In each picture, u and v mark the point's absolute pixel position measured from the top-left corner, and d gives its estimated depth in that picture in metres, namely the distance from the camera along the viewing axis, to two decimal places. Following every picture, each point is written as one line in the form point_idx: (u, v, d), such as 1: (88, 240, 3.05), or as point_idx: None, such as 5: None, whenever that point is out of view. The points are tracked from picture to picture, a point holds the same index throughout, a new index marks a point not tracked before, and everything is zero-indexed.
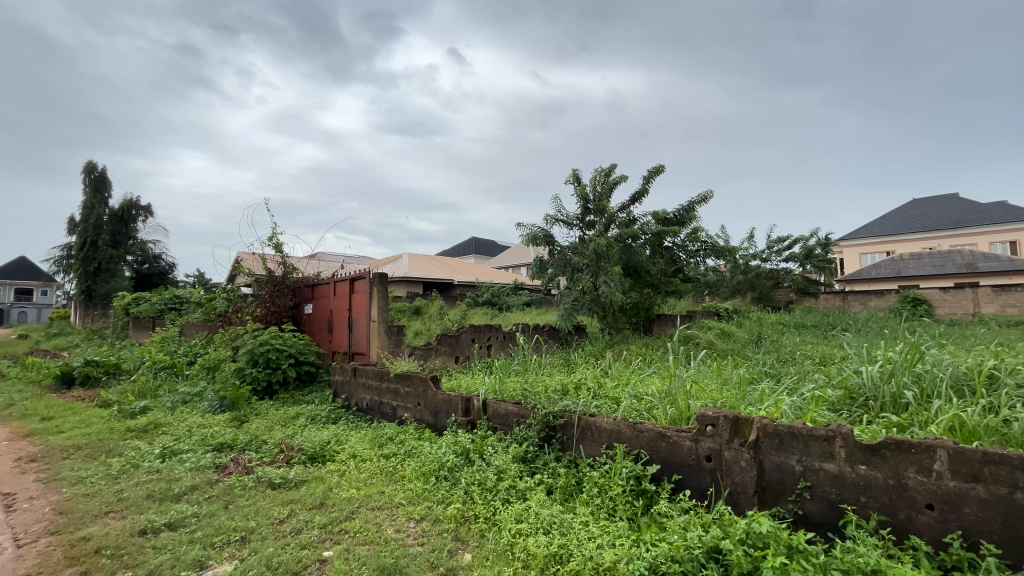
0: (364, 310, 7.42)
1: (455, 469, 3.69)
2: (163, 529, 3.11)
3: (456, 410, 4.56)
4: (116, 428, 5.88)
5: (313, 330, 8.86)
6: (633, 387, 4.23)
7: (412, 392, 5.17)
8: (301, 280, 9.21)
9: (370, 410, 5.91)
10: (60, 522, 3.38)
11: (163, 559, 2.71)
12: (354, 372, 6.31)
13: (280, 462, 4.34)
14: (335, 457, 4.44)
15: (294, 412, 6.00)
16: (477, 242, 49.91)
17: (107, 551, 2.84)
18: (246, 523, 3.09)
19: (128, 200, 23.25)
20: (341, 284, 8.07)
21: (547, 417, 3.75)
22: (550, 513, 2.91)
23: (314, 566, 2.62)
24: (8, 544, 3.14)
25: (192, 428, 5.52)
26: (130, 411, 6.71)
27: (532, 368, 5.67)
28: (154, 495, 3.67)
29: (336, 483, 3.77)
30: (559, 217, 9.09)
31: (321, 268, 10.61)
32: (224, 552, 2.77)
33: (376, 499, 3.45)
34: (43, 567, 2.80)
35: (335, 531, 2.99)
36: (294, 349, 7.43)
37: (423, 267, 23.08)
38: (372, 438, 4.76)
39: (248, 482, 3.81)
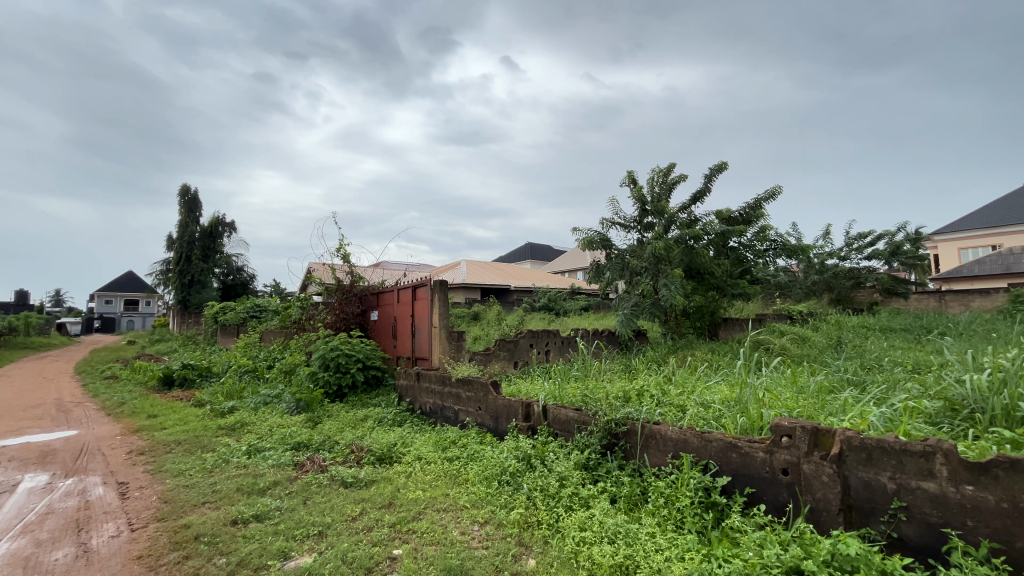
0: (425, 316, 7.68)
1: (517, 475, 3.72)
2: (251, 520, 3.38)
3: (516, 415, 4.59)
4: (209, 426, 6.46)
5: (379, 336, 9.28)
6: (699, 395, 4.05)
7: (473, 396, 5.27)
8: (367, 288, 9.69)
9: (433, 414, 6.09)
10: (165, 509, 3.77)
11: (251, 548, 2.94)
12: (417, 376, 6.54)
13: (351, 462, 4.58)
14: (401, 459, 4.61)
15: (363, 414, 6.31)
16: (533, 246, 50.01)
17: (205, 539, 3.13)
18: (323, 519, 3.29)
19: (216, 218, 25.63)
20: (404, 292, 8.40)
21: (609, 425, 3.69)
22: (614, 523, 2.85)
23: (385, 563, 2.74)
24: (124, 527, 3.54)
25: (273, 427, 5.96)
26: (220, 410, 7.35)
27: (591, 373, 5.60)
28: (243, 488, 4.00)
29: (403, 484, 3.92)
30: (616, 219, 8.95)
31: (385, 276, 11.12)
32: (305, 545, 2.97)
33: (441, 501, 3.55)
34: (153, 549, 3.13)
35: (404, 531, 3.10)
36: (361, 354, 7.83)
37: (481, 273, 23.55)
38: (436, 441, 4.90)
39: (323, 480, 4.05)
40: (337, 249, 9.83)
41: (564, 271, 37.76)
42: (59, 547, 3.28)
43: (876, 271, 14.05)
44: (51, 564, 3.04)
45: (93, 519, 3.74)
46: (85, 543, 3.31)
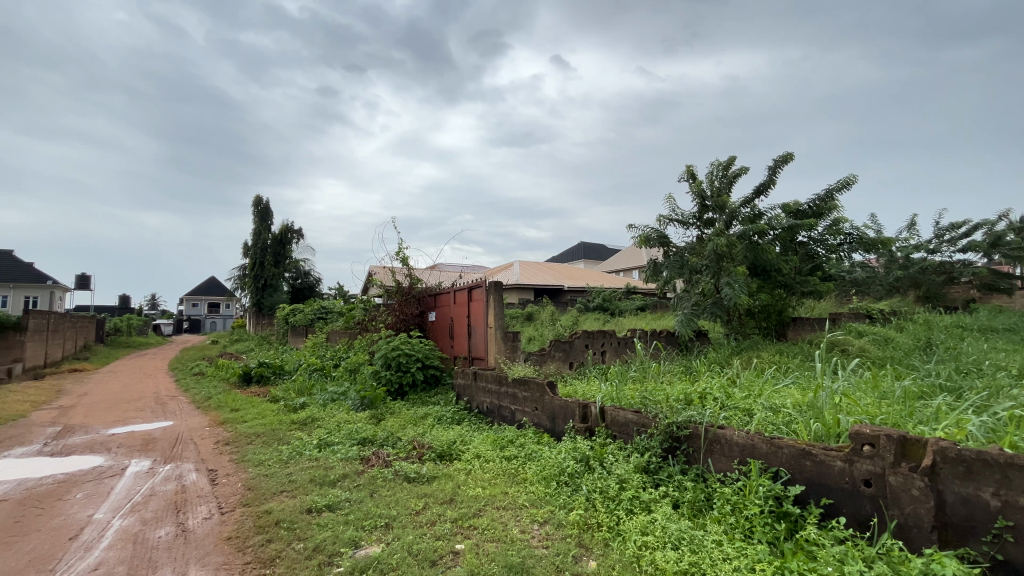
0: (481, 317, 7.81)
1: (576, 476, 3.71)
2: (324, 510, 3.60)
3: (573, 416, 4.57)
4: (284, 420, 6.94)
5: (436, 336, 9.54)
6: (768, 399, 3.85)
7: (529, 396, 5.31)
8: (425, 290, 10.00)
9: (490, 413, 6.19)
10: (249, 496, 4.10)
11: (325, 536, 3.13)
12: (474, 375, 6.67)
13: (413, 458, 4.75)
14: (461, 457, 4.73)
15: (423, 412, 6.52)
16: (586, 246, 49.43)
17: (284, 524, 3.37)
18: (389, 512, 3.45)
19: (286, 226, 27.43)
20: (460, 293, 8.59)
21: (670, 428, 3.59)
22: (678, 528, 2.78)
23: (448, 556, 2.82)
24: (215, 510, 3.90)
25: (341, 423, 6.31)
26: (293, 406, 7.87)
27: (650, 375, 5.47)
28: (316, 479, 4.26)
29: (463, 481, 4.02)
30: (674, 216, 8.67)
31: (442, 278, 11.43)
32: (373, 535, 3.13)
33: (501, 499, 3.61)
34: (240, 532, 3.42)
35: (465, 526, 3.19)
36: (420, 353, 8.10)
37: (535, 273, 23.60)
38: (494, 440, 4.98)
39: (388, 474, 4.23)
40: (396, 253, 10.22)
41: (618, 270, 37.02)
42: (162, 526, 3.65)
43: (973, 264, 12.64)
44: (156, 541, 3.39)
45: (188, 502, 4.13)
46: (183, 523, 3.67)
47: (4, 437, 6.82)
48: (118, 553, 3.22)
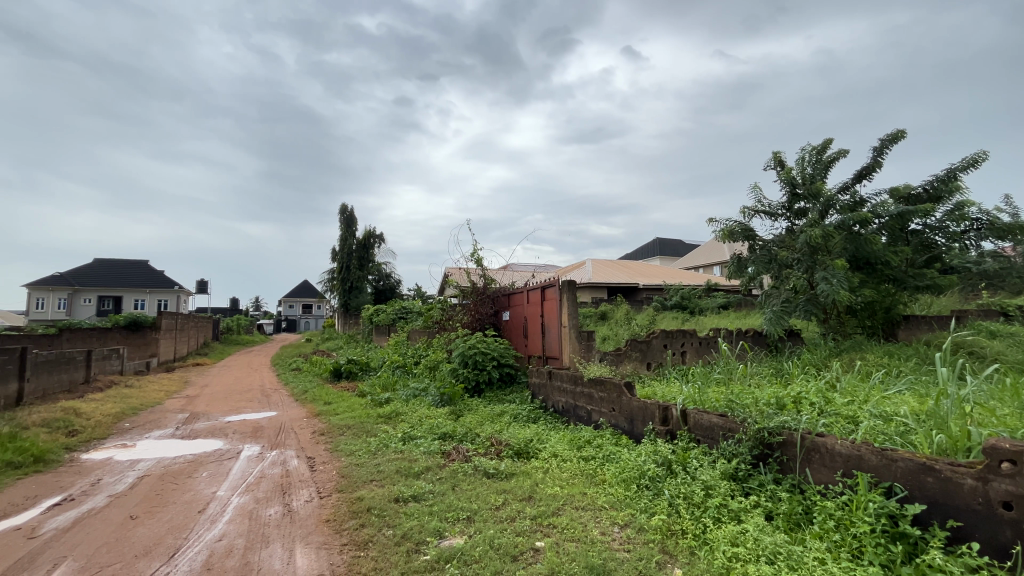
0: (555, 316, 7.79)
1: (657, 480, 3.59)
2: (410, 500, 3.80)
3: (653, 418, 4.44)
4: (371, 414, 7.41)
5: (511, 336, 9.66)
6: (877, 406, 3.47)
7: (606, 397, 5.22)
8: (499, 289, 10.17)
9: (566, 413, 6.17)
10: (343, 483, 4.44)
11: (412, 524, 3.30)
12: (549, 375, 6.68)
13: (492, 454, 4.86)
14: (537, 455, 4.77)
15: (499, 409, 6.65)
16: (661, 242, 47.63)
17: (375, 511, 3.61)
18: (470, 505, 3.56)
19: (369, 231, 29.23)
20: (534, 293, 8.64)
21: (761, 434, 3.36)
22: (773, 541, 2.60)
23: (528, 553, 2.86)
24: (315, 494, 4.26)
25: (422, 418, 6.62)
26: (379, 400, 8.39)
27: (735, 377, 5.14)
28: (401, 470, 4.51)
29: (541, 479, 4.04)
30: (760, 207, 8.09)
31: (515, 278, 11.58)
32: (456, 527, 3.24)
33: (579, 499, 3.58)
34: (337, 515, 3.71)
35: (545, 524, 3.20)
36: (496, 352, 8.27)
37: (607, 271, 23.17)
38: (571, 440, 4.96)
39: (468, 469, 4.37)
40: (471, 254, 10.52)
41: (698, 267, 35.21)
42: (271, 505, 4.07)
43: None
44: (267, 518, 3.77)
45: (292, 485, 4.56)
46: (289, 504, 4.06)
47: (145, 421, 7.94)
48: (237, 527, 3.62)
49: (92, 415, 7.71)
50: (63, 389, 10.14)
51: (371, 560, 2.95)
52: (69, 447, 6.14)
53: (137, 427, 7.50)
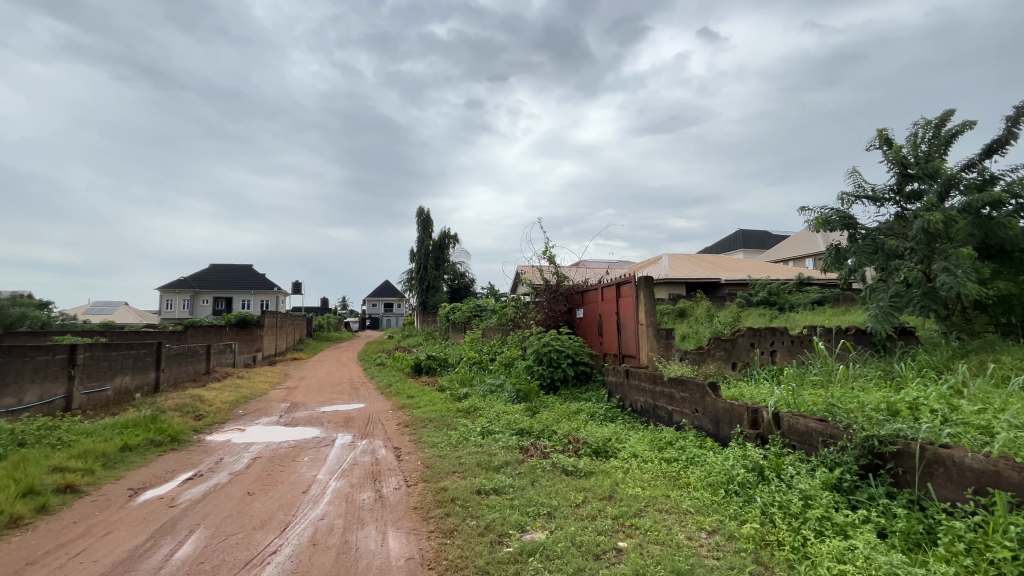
0: (631, 314, 7.59)
1: (748, 486, 3.39)
2: (491, 492, 3.91)
3: (740, 420, 4.19)
4: (450, 408, 7.71)
5: (585, 333, 9.57)
6: (1017, 415, 3.02)
7: (688, 397, 5.02)
8: (572, 287, 10.10)
9: (645, 412, 6.00)
10: (428, 472, 4.67)
11: (494, 516, 3.40)
12: (627, 373, 6.53)
13: (570, 451, 4.86)
14: (617, 454, 4.70)
15: (575, 407, 6.62)
16: (745, 233, 44.59)
17: (459, 502, 3.76)
18: (550, 501, 3.60)
19: (444, 232, 30.41)
20: (608, 289, 8.48)
21: (869, 442, 3.06)
22: (888, 560, 2.35)
23: (611, 553, 2.83)
24: (402, 482, 4.53)
25: (500, 413, 6.76)
26: (457, 395, 8.69)
27: (835, 379, 4.70)
28: (482, 463, 4.65)
29: (621, 479, 3.98)
30: (862, 192, 7.31)
31: (589, 275, 11.45)
32: (538, 522, 3.29)
33: (662, 502, 3.48)
34: (423, 504, 3.91)
35: (627, 525, 3.15)
36: (571, 350, 8.24)
37: (686, 266, 22.12)
38: (651, 440, 4.83)
39: (546, 466, 4.41)
40: (543, 252, 10.54)
41: (788, 259, 32.55)
42: (365, 490, 4.38)
43: None
44: (361, 502, 4.07)
45: (382, 472, 4.88)
46: (380, 490, 4.34)
47: (255, 409, 8.88)
48: (336, 508, 3.95)
49: (213, 402, 8.77)
50: (189, 378, 11.62)
51: (456, 548, 3.08)
52: (197, 429, 7.04)
53: (248, 414, 8.41)
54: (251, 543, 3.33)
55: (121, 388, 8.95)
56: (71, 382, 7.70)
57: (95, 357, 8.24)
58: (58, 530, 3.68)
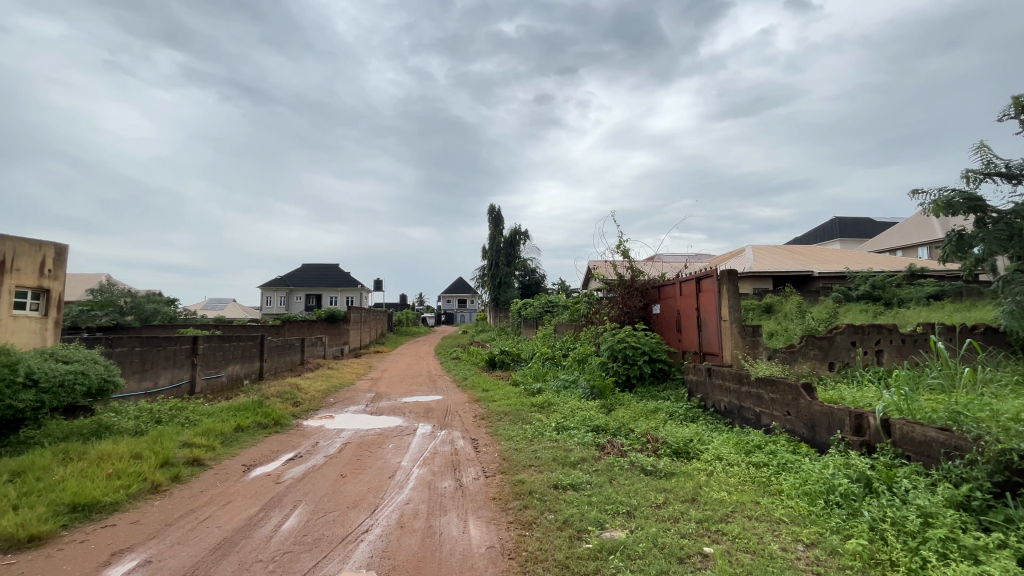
0: (713, 310, 7.19)
1: (853, 499, 3.09)
2: (568, 487, 3.92)
3: (842, 426, 3.83)
4: (525, 402, 7.80)
5: (663, 330, 9.22)
6: None
7: (779, 399, 4.67)
8: (648, 281, 9.75)
9: (729, 413, 5.68)
10: (505, 465, 4.78)
11: (572, 512, 3.40)
12: (709, 372, 6.22)
13: (648, 451, 4.73)
14: (699, 456, 4.49)
15: (653, 406, 6.42)
16: (843, 221, 40.55)
17: (536, 495, 3.81)
18: (630, 500, 3.53)
19: (514, 229, 30.71)
20: (688, 284, 8.09)
21: (1005, 456, 2.68)
22: None
23: (696, 557, 2.72)
24: (481, 472, 4.68)
25: (574, 409, 6.74)
26: (531, 390, 8.78)
27: (959, 384, 4.15)
28: (558, 458, 4.66)
29: (705, 482, 3.80)
30: (992, 169, 6.36)
31: (665, 269, 11.01)
32: (617, 521, 3.24)
33: (751, 508, 3.28)
34: (501, 495, 4.00)
35: (713, 530, 3.01)
36: (647, 346, 8.01)
37: (773, 259, 20.54)
38: (737, 443, 4.56)
39: (624, 464, 4.33)
40: (617, 246, 10.29)
41: (895, 248, 29.13)
42: (446, 478, 4.58)
43: None
44: (443, 489, 4.26)
45: (461, 462, 5.06)
46: (460, 479, 4.52)
47: (344, 397, 9.61)
48: (420, 494, 4.16)
49: (309, 390, 9.59)
50: (288, 368, 12.80)
51: (535, 540, 3.12)
52: (296, 414, 7.75)
53: (339, 402, 9.11)
54: (346, 521, 3.61)
55: (233, 375, 10.06)
56: (194, 368, 8.78)
57: (212, 347, 9.31)
58: (188, 497, 4.22)
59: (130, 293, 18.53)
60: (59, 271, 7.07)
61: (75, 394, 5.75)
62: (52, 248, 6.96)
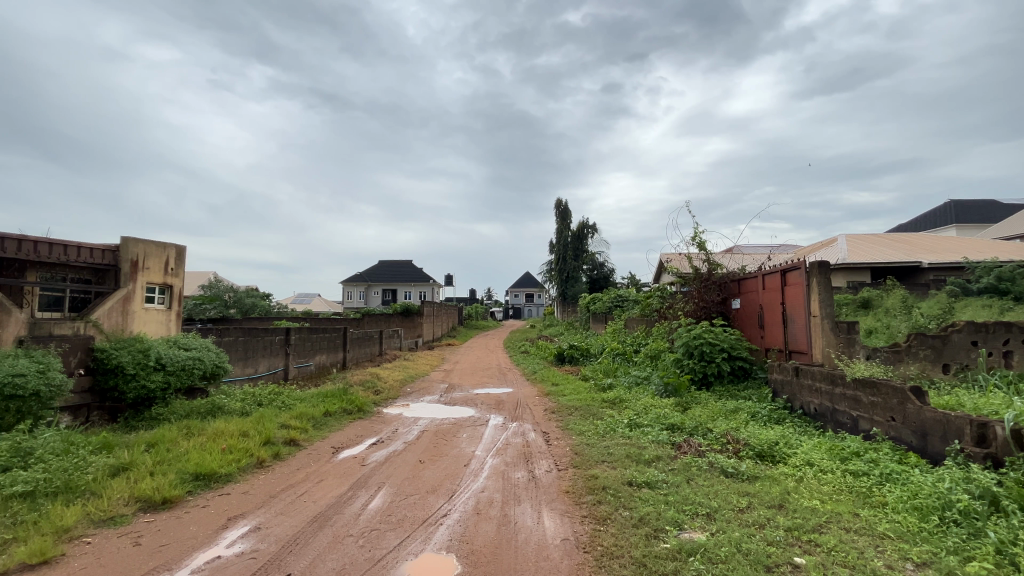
0: (801, 304, 6.67)
1: (975, 517, 2.76)
2: (643, 485, 3.84)
3: (960, 435, 3.42)
4: (595, 398, 7.72)
5: (743, 326, 8.69)
6: None
7: (881, 403, 4.25)
8: (726, 275, 9.22)
9: (821, 417, 5.25)
10: (577, 459, 4.77)
11: (648, 510, 3.33)
12: (797, 371, 5.79)
13: (729, 452, 4.50)
14: (787, 460, 4.21)
15: (733, 406, 6.09)
16: (959, 204, 35.68)
17: (610, 491, 3.78)
18: (710, 502, 3.39)
19: (582, 222, 30.33)
20: (771, 277, 7.56)
21: None
22: None
23: (786, 567, 2.57)
24: (553, 465, 4.71)
25: (647, 406, 6.56)
26: (602, 386, 8.67)
27: None
28: (632, 456, 4.57)
29: (794, 488, 3.56)
30: None
31: (745, 262, 10.37)
32: (696, 523, 3.13)
33: (849, 520, 3.02)
34: (575, 488, 4.00)
35: (805, 541, 2.81)
36: (726, 343, 7.62)
37: (872, 248, 18.57)
38: (831, 449, 4.21)
39: (703, 464, 4.16)
40: (692, 238, 9.83)
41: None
42: (519, 469, 4.67)
43: None
44: (517, 480, 4.35)
45: (533, 454, 5.13)
46: (533, 470, 4.59)
47: (420, 388, 10.08)
48: (495, 483, 4.28)
49: (388, 380, 10.17)
50: (368, 358, 13.62)
51: (610, 535, 3.10)
52: (376, 402, 8.25)
53: (415, 392, 9.57)
54: (426, 504, 3.81)
55: (320, 364, 10.90)
56: (287, 357, 9.62)
57: (302, 338, 10.14)
58: (287, 473, 4.66)
59: (232, 289, 20.57)
60: (180, 269, 8.04)
61: (193, 375, 6.50)
62: (174, 249, 7.91)
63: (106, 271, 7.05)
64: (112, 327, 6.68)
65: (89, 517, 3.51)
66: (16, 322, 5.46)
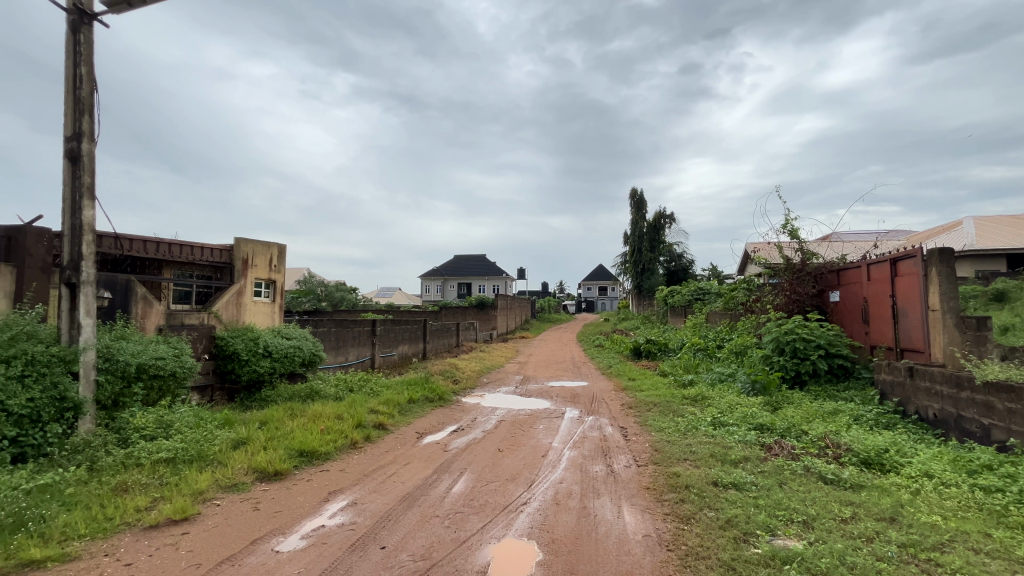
0: (916, 298, 5.96)
1: None
2: (730, 486, 3.67)
3: None
4: (675, 394, 7.45)
5: (844, 321, 7.90)
6: None
7: (1020, 411, 3.70)
8: (823, 264, 8.41)
9: (942, 423, 4.67)
10: (657, 456, 4.65)
11: (736, 512, 3.18)
12: (911, 372, 5.18)
13: (827, 457, 4.16)
14: (899, 470, 3.80)
15: (832, 407, 5.59)
16: None
17: (693, 490, 3.65)
18: (807, 509, 3.16)
19: (658, 212, 29.16)
20: (878, 267, 6.82)
21: None
22: None
23: None
24: (632, 461, 4.64)
25: (732, 404, 6.23)
26: (682, 381, 8.35)
27: None
28: (716, 455, 4.37)
29: (909, 501, 3.21)
30: None
31: (846, 250, 9.42)
32: (792, 529, 2.93)
33: (979, 540, 2.68)
34: (655, 485, 3.92)
35: (922, 559, 2.54)
36: (823, 339, 7.00)
37: (1007, 232, 16.01)
38: (954, 460, 3.74)
39: (797, 468, 3.88)
40: (783, 225, 9.09)
41: None
42: (597, 463, 4.65)
43: None
44: (595, 473, 4.33)
45: (611, 449, 5.08)
46: (611, 465, 4.55)
47: (496, 378, 10.36)
48: (573, 475, 4.30)
49: (465, 371, 10.54)
50: (446, 349, 14.19)
51: (695, 536, 3.00)
52: (455, 391, 8.59)
53: (492, 382, 9.85)
54: (506, 491, 3.93)
55: (403, 354, 11.54)
56: (374, 347, 10.29)
57: (387, 329, 10.79)
58: (378, 455, 5.02)
59: (324, 283, 22.34)
60: (282, 266, 8.84)
61: (295, 362, 7.18)
62: (277, 248, 8.72)
63: (223, 269, 7.95)
64: (229, 317, 7.55)
65: (217, 482, 4.03)
66: (157, 313, 6.37)
